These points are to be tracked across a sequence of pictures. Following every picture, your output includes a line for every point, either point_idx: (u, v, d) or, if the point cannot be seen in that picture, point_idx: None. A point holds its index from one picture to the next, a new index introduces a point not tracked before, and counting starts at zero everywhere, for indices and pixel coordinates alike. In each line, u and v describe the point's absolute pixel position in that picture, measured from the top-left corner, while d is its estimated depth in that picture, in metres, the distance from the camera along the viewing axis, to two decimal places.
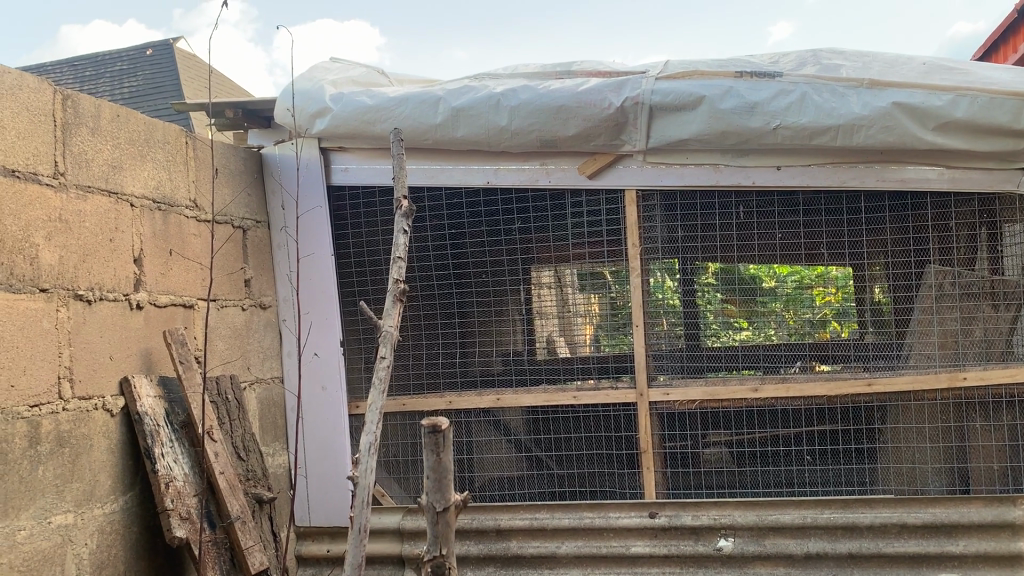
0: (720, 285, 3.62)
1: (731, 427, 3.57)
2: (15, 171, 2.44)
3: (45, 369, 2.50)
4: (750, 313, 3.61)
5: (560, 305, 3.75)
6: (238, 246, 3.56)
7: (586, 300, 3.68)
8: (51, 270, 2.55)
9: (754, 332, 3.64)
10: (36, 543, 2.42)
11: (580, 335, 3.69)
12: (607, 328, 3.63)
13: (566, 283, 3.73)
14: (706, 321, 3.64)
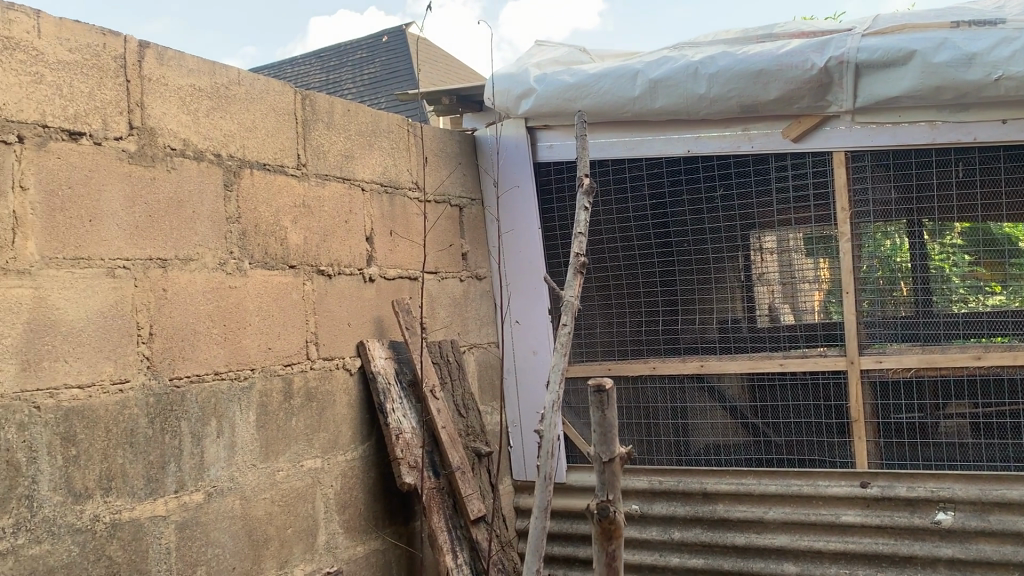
0: (964, 245, 3.47)
1: (970, 397, 3.43)
2: (266, 164, 2.87)
3: (296, 334, 2.92)
4: (1002, 277, 3.37)
5: (785, 270, 3.77)
6: (455, 222, 3.87)
7: (817, 266, 3.58)
8: (298, 249, 2.96)
9: (1009, 297, 3.39)
10: (291, 482, 2.85)
11: (809, 301, 3.62)
12: (837, 295, 3.50)
13: (793, 249, 3.70)
14: (953, 284, 3.50)
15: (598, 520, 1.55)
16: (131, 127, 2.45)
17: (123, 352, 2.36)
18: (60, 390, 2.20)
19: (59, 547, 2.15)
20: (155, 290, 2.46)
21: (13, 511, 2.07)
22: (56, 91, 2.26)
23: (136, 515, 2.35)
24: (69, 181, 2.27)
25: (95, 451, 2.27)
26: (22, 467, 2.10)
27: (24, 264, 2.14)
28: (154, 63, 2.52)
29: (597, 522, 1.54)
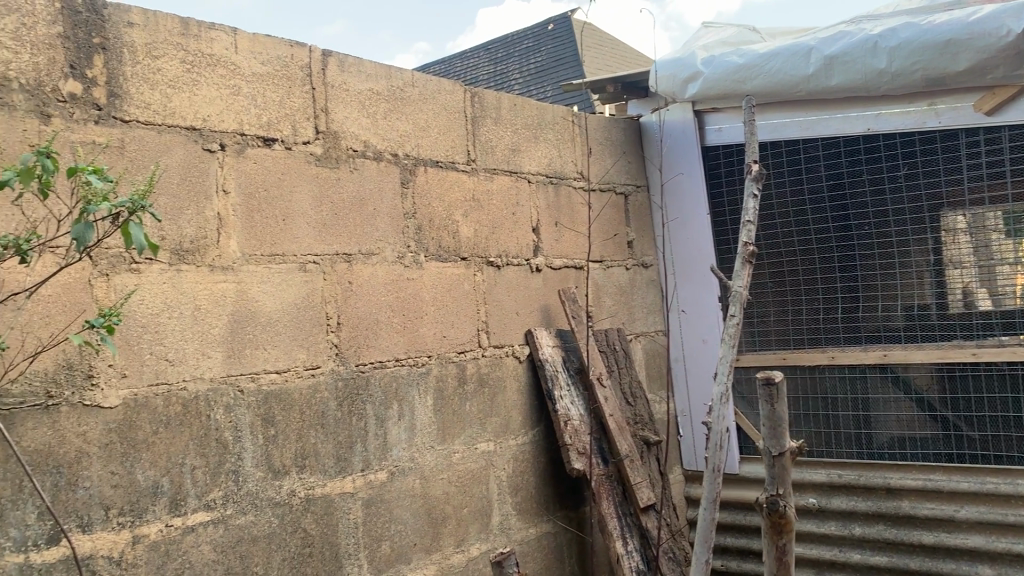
0: None
1: None
2: (438, 161, 3.00)
3: (468, 323, 3.04)
4: None
5: (980, 251, 3.40)
6: (621, 211, 3.88)
7: (1016, 246, 3.31)
8: (469, 242, 3.08)
9: None
10: (467, 464, 2.98)
11: (1009, 285, 3.32)
12: None
13: (990, 228, 3.34)
14: None
15: (767, 514, 1.54)
16: (317, 132, 2.63)
17: (314, 340, 2.55)
18: (260, 375, 2.41)
19: (261, 518, 2.37)
20: (341, 283, 2.64)
21: (222, 484, 2.30)
22: (251, 101, 2.47)
23: (328, 491, 2.55)
24: (264, 184, 2.48)
25: (291, 431, 2.47)
26: (229, 444, 2.32)
27: (227, 261, 2.37)
28: (336, 71, 2.69)
29: (767, 515, 1.54)
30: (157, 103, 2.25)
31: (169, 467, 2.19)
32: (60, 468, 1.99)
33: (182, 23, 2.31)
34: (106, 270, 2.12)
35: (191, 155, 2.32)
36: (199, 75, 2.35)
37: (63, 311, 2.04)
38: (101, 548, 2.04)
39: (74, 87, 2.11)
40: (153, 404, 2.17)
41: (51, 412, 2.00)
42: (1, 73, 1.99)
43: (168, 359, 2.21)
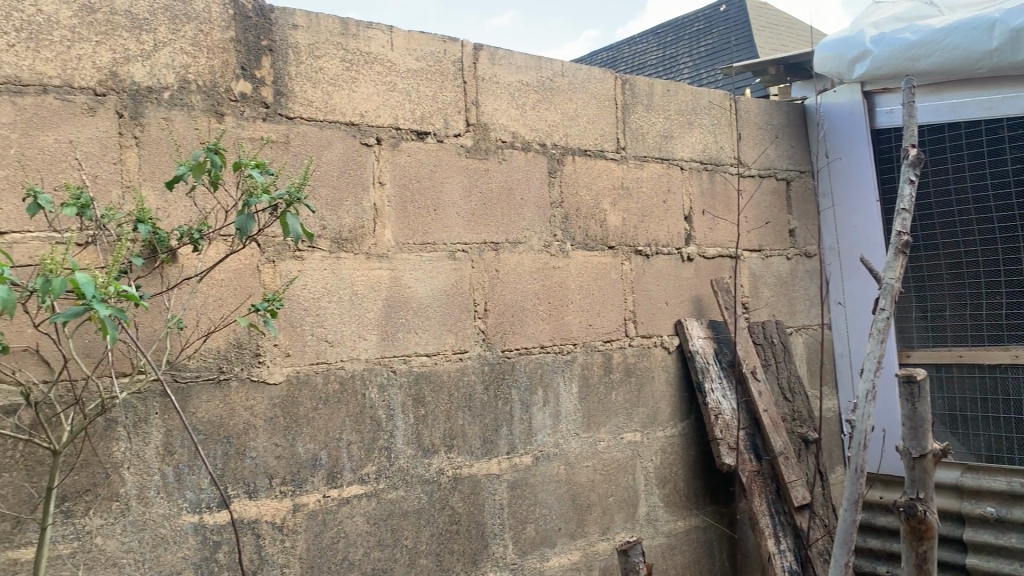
0: None
1: None
2: (587, 150, 3.01)
3: (616, 312, 3.04)
4: None
5: None
6: (781, 198, 3.73)
7: None
8: (617, 231, 3.07)
9: None
10: (613, 453, 2.99)
11: None
12: None
13: None
14: None
15: (908, 516, 1.65)
16: (468, 124, 2.71)
17: (462, 325, 2.64)
18: (412, 357, 2.52)
19: (411, 494, 2.48)
20: (488, 270, 2.71)
21: (375, 459, 2.43)
22: (406, 96, 2.58)
23: (475, 471, 2.63)
24: (416, 176, 2.58)
25: (440, 412, 2.57)
26: (382, 422, 2.45)
27: (382, 249, 2.49)
28: (487, 64, 2.76)
29: (907, 518, 1.65)
30: (318, 101, 2.40)
31: (326, 442, 2.34)
32: (230, 438, 2.18)
33: (342, 23, 2.45)
34: (272, 257, 2.29)
35: (349, 149, 2.45)
36: (357, 73, 2.48)
37: (234, 295, 2.23)
38: (265, 513, 2.22)
39: (244, 87, 2.28)
40: (313, 381, 2.33)
41: (222, 386, 2.18)
42: (182, 77, 2.19)
43: (327, 340, 2.36)
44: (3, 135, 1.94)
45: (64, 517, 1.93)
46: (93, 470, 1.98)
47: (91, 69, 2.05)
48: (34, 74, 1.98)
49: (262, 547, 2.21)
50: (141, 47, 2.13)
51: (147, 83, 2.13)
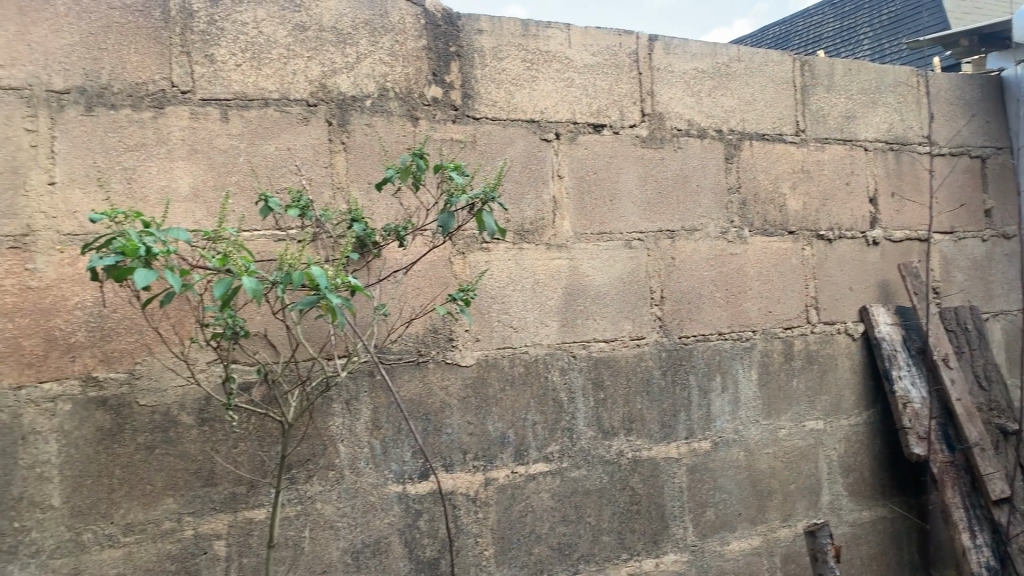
0: None
1: None
2: (765, 135, 2.99)
3: (796, 298, 3.01)
4: None
5: None
6: (977, 176, 3.53)
7: None
8: (796, 215, 3.03)
9: None
10: (794, 441, 2.96)
11: None
12: None
13: None
14: None
15: None
16: (643, 115, 2.77)
17: (640, 312, 2.71)
18: (591, 343, 2.62)
19: (593, 473, 2.59)
20: (665, 258, 2.77)
21: (559, 439, 2.55)
22: (583, 91, 2.67)
23: (654, 454, 2.70)
24: (594, 168, 2.67)
25: (619, 396, 2.65)
26: (564, 404, 2.57)
27: (562, 239, 2.60)
28: (662, 54, 2.80)
29: None
30: (502, 101, 2.54)
31: (514, 421, 2.48)
32: (428, 415, 2.37)
33: (522, 25, 2.57)
34: (462, 249, 2.45)
35: (531, 145, 2.58)
36: (537, 71, 2.60)
37: (429, 285, 2.41)
38: (460, 486, 2.40)
39: (435, 91, 2.46)
40: (501, 364, 2.48)
41: (421, 368, 2.37)
42: (381, 85, 2.39)
43: (512, 326, 2.50)
44: (234, 146, 2.20)
45: (290, 482, 2.18)
46: (312, 442, 2.22)
47: (304, 82, 2.29)
48: (257, 90, 2.23)
49: (457, 517, 2.39)
50: (345, 60, 2.34)
51: (351, 92, 2.34)
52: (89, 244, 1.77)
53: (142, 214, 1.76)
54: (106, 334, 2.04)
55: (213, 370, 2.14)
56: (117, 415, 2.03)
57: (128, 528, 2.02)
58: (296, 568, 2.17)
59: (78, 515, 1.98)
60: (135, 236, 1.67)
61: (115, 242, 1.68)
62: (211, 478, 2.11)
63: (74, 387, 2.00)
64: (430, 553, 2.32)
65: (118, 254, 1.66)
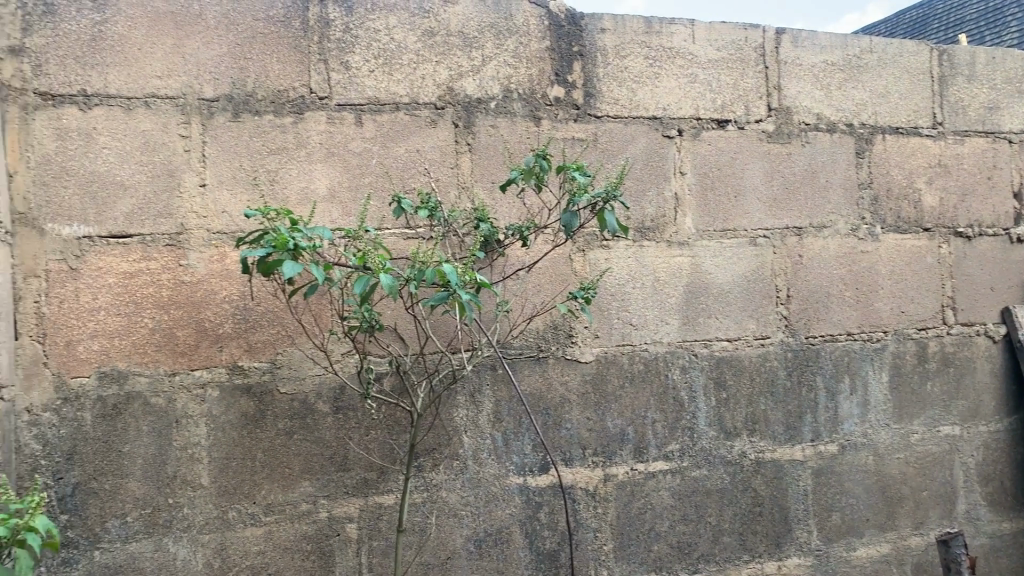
0: None
1: None
2: (899, 128, 2.88)
3: (931, 297, 2.88)
4: None
5: None
6: None
7: None
8: (933, 212, 2.91)
9: None
10: (927, 446, 2.85)
11: None
12: None
13: None
14: None
15: None
16: (770, 109, 2.72)
17: (765, 311, 2.67)
18: (713, 341, 2.60)
19: (714, 473, 2.57)
20: (792, 256, 2.71)
21: (679, 438, 2.54)
22: (708, 87, 2.65)
23: (777, 456, 2.65)
24: (718, 165, 2.65)
25: (742, 396, 2.62)
26: (685, 403, 2.56)
27: (684, 237, 2.59)
28: (789, 47, 2.75)
29: None
30: (625, 98, 2.56)
31: (634, 418, 2.50)
32: (549, 410, 2.42)
33: (645, 22, 2.58)
34: (583, 247, 2.49)
35: (653, 142, 2.58)
36: (661, 68, 2.60)
37: (551, 281, 2.46)
38: (580, 480, 2.43)
39: (559, 91, 2.50)
40: (621, 361, 2.50)
41: (542, 363, 2.42)
42: (505, 86, 2.45)
43: (633, 324, 2.51)
44: (367, 148, 2.30)
45: (417, 470, 2.28)
46: (438, 432, 2.30)
47: (433, 85, 2.37)
48: (388, 94, 2.33)
49: (577, 511, 2.43)
50: (472, 63, 2.41)
51: (477, 94, 2.41)
52: (242, 239, 1.89)
53: (291, 212, 1.87)
54: (251, 325, 2.18)
55: (347, 361, 2.25)
56: (260, 402, 2.17)
57: (269, 508, 2.15)
58: (423, 553, 2.26)
59: (225, 494, 2.12)
60: (285, 231, 1.78)
61: (266, 236, 1.80)
62: (344, 463, 2.22)
63: (222, 374, 2.15)
64: (550, 545, 2.36)
65: (269, 247, 1.77)
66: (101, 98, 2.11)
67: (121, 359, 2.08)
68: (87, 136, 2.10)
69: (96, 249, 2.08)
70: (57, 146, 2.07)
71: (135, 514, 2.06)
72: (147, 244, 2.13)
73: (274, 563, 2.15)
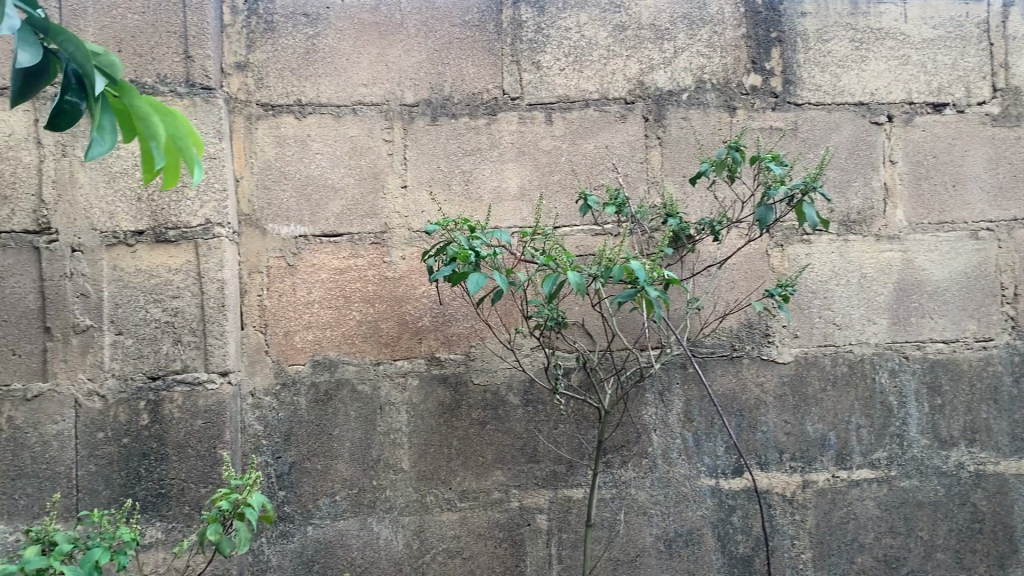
0: None
1: None
2: None
3: None
4: None
5: None
6: None
7: None
8: None
9: None
10: None
11: None
12: None
13: None
14: None
15: None
16: (994, 90, 2.48)
17: (988, 311, 2.44)
18: (927, 343, 2.41)
19: (927, 485, 2.38)
20: (1020, 251, 2.46)
21: (887, 445, 2.38)
22: (922, 68, 2.46)
23: (1002, 469, 2.40)
24: (933, 151, 2.45)
25: (960, 403, 2.41)
26: (894, 408, 2.39)
27: (894, 230, 2.43)
28: (1018, 20, 2.49)
29: None
30: (827, 85, 2.43)
31: (836, 423, 2.36)
32: (743, 411, 2.34)
33: (850, 3, 2.44)
34: (780, 241, 2.40)
35: (858, 130, 2.43)
36: (868, 51, 2.44)
37: (745, 278, 2.39)
38: (776, 485, 2.34)
39: (755, 80, 2.41)
40: (822, 363, 2.37)
41: (736, 363, 2.36)
42: (698, 78, 2.39)
43: (835, 323, 2.39)
44: (557, 146, 2.34)
45: (606, 466, 2.29)
46: (627, 428, 2.30)
47: (623, 80, 2.36)
48: (579, 91, 2.35)
49: (773, 517, 2.33)
50: (663, 56, 2.38)
51: (668, 87, 2.38)
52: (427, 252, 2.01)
53: (469, 221, 1.96)
54: (447, 319, 2.28)
55: (536, 355, 2.29)
56: (455, 392, 2.26)
57: (463, 495, 2.24)
58: (612, 548, 2.26)
59: (423, 478, 2.23)
60: (464, 243, 1.87)
61: (448, 249, 1.90)
62: (534, 455, 2.27)
63: (421, 365, 2.26)
64: (744, 549, 2.29)
65: (451, 260, 1.87)
66: (314, 107, 2.28)
67: (331, 348, 2.24)
68: (302, 143, 2.27)
69: (310, 246, 2.26)
70: (277, 153, 2.26)
71: (343, 493, 2.20)
72: (355, 242, 2.27)
73: (468, 548, 2.23)
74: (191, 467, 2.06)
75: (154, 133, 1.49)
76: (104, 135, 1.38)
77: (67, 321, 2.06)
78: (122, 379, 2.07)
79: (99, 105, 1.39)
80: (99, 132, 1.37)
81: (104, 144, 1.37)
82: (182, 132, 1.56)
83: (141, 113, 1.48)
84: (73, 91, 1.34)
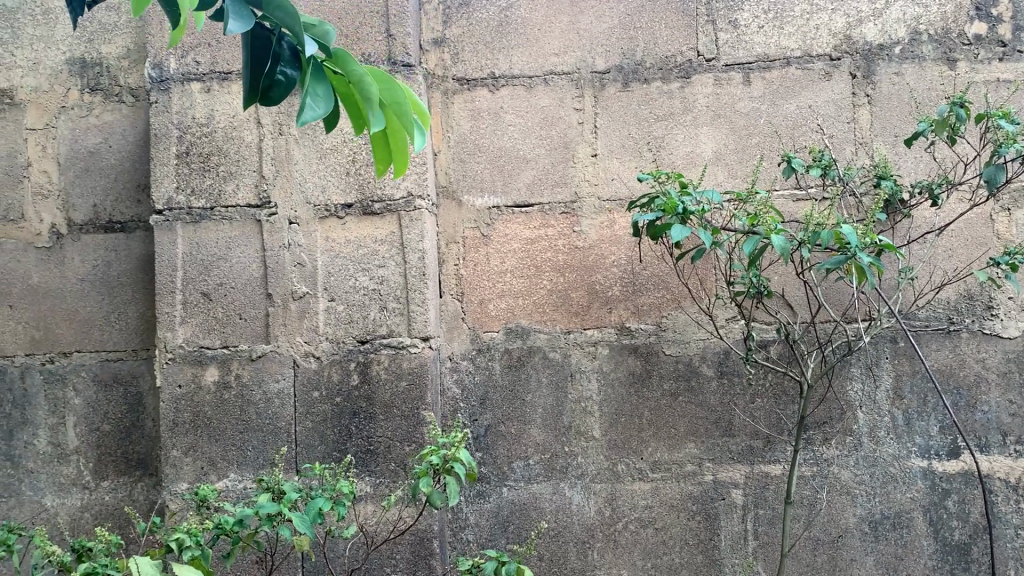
0: None
1: None
2: None
3: None
4: None
5: None
6: None
7: None
8: None
9: None
10: None
11: None
12: None
13: None
14: None
15: None
16: None
17: None
18: None
19: None
20: None
21: None
22: None
23: None
24: None
25: None
26: None
27: None
28: None
29: None
30: None
31: None
32: (961, 389, 2.17)
33: None
34: (1008, 205, 2.20)
35: None
36: None
37: (965, 246, 2.20)
38: (998, 470, 2.14)
39: (979, 27, 2.20)
40: None
41: (953, 338, 2.19)
42: (913, 28, 2.22)
43: None
44: (755, 108, 2.24)
45: (807, 443, 2.19)
46: (830, 404, 2.20)
47: (828, 36, 2.23)
48: (779, 49, 2.24)
49: (995, 504, 2.14)
50: (872, 7, 2.23)
51: (879, 40, 2.22)
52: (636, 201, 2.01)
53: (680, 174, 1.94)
54: (638, 288, 2.26)
55: (731, 327, 2.24)
56: (646, 362, 2.24)
57: (656, 465, 2.22)
58: (812, 528, 2.17)
59: (615, 447, 2.23)
60: (673, 195, 1.86)
61: (656, 200, 1.90)
62: (729, 429, 2.22)
63: (611, 334, 2.26)
64: (960, 536, 2.12)
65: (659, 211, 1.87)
66: (507, 79, 2.31)
67: (524, 317, 2.28)
68: (495, 115, 2.31)
69: (503, 217, 2.30)
70: (472, 125, 2.32)
71: (536, 457, 2.25)
72: (545, 212, 2.29)
73: (661, 519, 2.21)
74: (396, 427, 2.18)
75: (369, 96, 1.32)
76: (317, 99, 1.29)
77: (286, 288, 2.22)
78: (335, 343, 2.21)
79: (312, 73, 1.31)
80: (311, 98, 1.29)
81: (318, 110, 1.28)
82: (402, 97, 1.38)
83: (357, 77, 1.32)
84: (286, 61, 1.35)
